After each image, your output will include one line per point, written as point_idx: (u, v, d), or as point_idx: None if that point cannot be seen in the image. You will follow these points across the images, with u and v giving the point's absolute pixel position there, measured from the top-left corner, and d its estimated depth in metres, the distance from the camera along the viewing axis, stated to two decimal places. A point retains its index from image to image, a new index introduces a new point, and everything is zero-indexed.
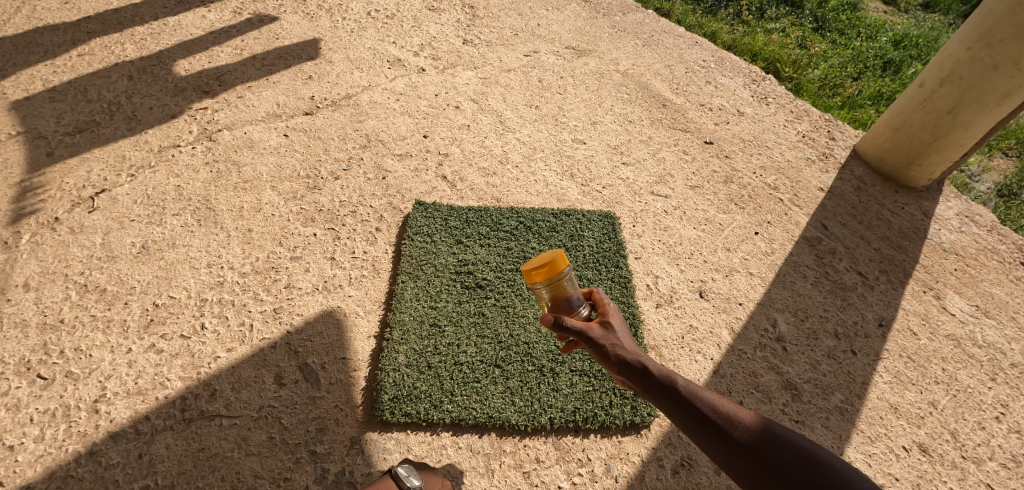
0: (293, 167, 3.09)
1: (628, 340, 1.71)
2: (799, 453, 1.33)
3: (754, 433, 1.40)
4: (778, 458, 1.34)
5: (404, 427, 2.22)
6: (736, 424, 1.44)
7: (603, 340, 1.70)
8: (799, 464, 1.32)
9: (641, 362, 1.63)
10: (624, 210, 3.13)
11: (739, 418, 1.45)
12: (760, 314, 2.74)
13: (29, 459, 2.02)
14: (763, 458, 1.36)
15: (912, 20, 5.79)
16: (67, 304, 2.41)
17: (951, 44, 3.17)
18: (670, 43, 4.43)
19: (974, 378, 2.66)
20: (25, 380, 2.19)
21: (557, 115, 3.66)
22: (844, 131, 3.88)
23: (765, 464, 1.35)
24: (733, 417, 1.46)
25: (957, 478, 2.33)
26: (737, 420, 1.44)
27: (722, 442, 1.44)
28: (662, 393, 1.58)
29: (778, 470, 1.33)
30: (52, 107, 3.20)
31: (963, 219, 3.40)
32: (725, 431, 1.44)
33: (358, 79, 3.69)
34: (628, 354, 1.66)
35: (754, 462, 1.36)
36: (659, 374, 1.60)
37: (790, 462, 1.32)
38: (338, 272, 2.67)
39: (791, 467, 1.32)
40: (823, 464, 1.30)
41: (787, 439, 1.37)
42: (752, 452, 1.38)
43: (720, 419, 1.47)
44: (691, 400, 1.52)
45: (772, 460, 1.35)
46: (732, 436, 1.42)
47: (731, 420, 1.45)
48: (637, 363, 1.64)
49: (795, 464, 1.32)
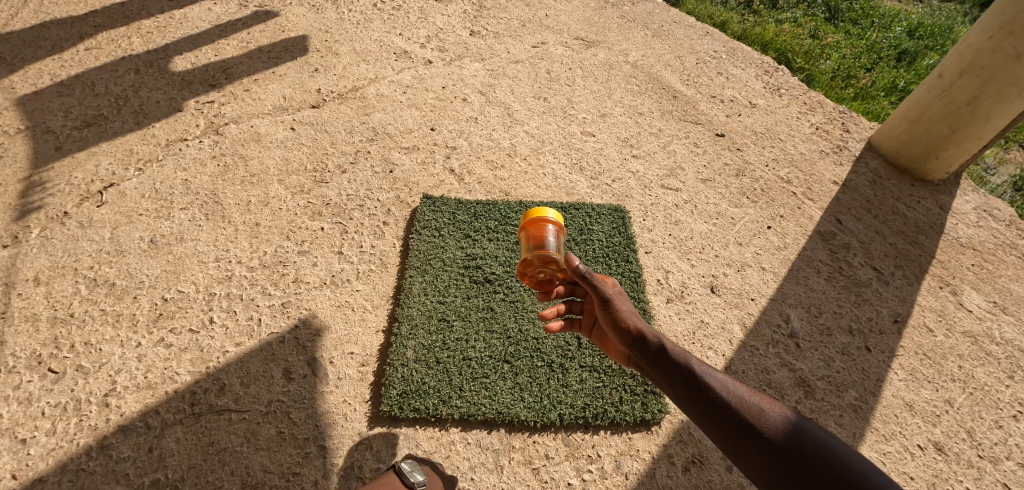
0: (300, 160, 3.07)
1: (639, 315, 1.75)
2: (813, 442, 1.32)
3: (775, 422, 1.38)
4: (793, 447, 1.32)
5: (412, 422, 2.22)
6: (754, 410, 1.42)
7: (617, 309, 1.73)
8: (814, 454, 1.30)
9: (659, 340, 1.64)
10: (634, 203, 3.10)
11: (755, 403, 1.43)
12: (773, 310, 2.71)
13: (41, 452, 2.03)
14: (780, 447, 1.33)
15: (927, 9, 5.71)
16: (77, 299, 2.42)
17: (971, 34, 3.10)
18: (681, 34, 4.36)
19: (991, 376, 2.62)
20: (35, 375, 2.20)
21: (566, 107, 3.62)
22: (859, 122, 3.81)
23: (782, 453, 1.32)
24: (750, 403, 1.44)
25: (973, 477, 2.30)
26: (754, 406, 1.43)
27: (737, 429, 1.41)
28: (676, 371, 1.57)
29: (793, 459, 1.30)
30: (60, 102, 3.19)
31: (981, 213, 3.34)
32: (741, 416, 1.42)
33: (365, 71, 3.65)
34: (645, 329, 1.69)
35: (770, 451, 1.34)
36: (674, 353, 1.61)
37: (806, 452, 1.31)
38: (346, 266, 2.65)
39: (809, 457, 1.30)
40: (839, 457, 1.29)
41: (806, 429, 1.36)
42: (767, 439, 1.35)
43: (737, 404, 1.44)
44: (706, 379, 1.51)
45: (789, 450, 1.32)
46: (747, 423, 1.40)
47: (748, 405, 1.43)
48: (654, 340, 1.65)
49: (813, 455, 1.30)
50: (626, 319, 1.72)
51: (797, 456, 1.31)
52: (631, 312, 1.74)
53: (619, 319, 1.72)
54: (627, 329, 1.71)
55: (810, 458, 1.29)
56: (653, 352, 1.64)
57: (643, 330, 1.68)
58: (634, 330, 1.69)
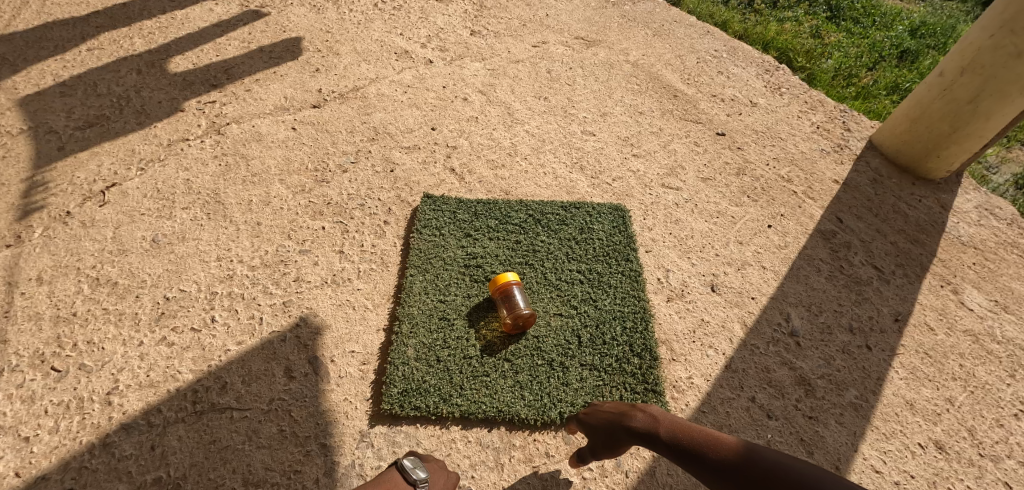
0: (301, 160, 3.08)
1: (622, 408, 2.03)
2: (774, 464, 1.55)
3: (741, 454, 1.63)
4: (762, 471, 1.55)
5: (413, 420, 2.23)
6: (725, 451, 1.67)
7: (605, 416, 2.03)
8: (775, 471, 1.53)
9: (640, 420, 1.92)
10: (634, 202, 3.10)
11: (725, 445, 1.68)
12: (773, 309, 2.71)
13: (45, 450, 2.04)
14: (752, 474, 1.56)
15: (929, 8, 5.70)
16: (80, 298, 2.43)
17: (973, 31, 3.09)
18: (681, 33, 4.36)
19: (993, 375, 2.61)
20: (38, 373, 2.21)
21: (566, 106, 3.62)
22: (860, 121, 3.81)
23: (755, 479, 1.55)
24: (722, 446, 1.69)
25: (974, 476, 2.30)
26: (724, 448, 1.67)
27: (719, 471, 1.65)
28: (665, 439, 1.83)
29: (762, 479, 1.54)
30: (63, 102, 3.20)
31: (982, 212, 3.34)
32: (718, 460, 1.66)
33: (366, 71, 3.66)
34: (627, 415, 1.97)
35: (747, 478, 1.57)
36: (657, 427, 1.87)
37: (770, 470, 1.54)
38: (347, 265, 2.66)
39: (774, 475, 1.52)
40: (793, 469, 1.52)
41: (765, 454, 1.59)
42: (741, 471, 1.59)
43: (713, 451, 1.69)
44: (688, 440, 1.78)
45: (758, 474, 1.55)
46: (723, 463, 1.65)
47: (719, 450, 1.68)
48: (637, 420, 1.93)
49: (776, 473, 1.53)
50: (612, 416, 2.01)
51: (765, 476, 1.54)
52: (615, 410, 2.03)
53: (609, 419, 2.01)
54: (616, 420, 1.99)
55: (775, 474, 1.52)
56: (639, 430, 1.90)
57: (626, 416, 1.97)
58: (618, 418, 1.98)
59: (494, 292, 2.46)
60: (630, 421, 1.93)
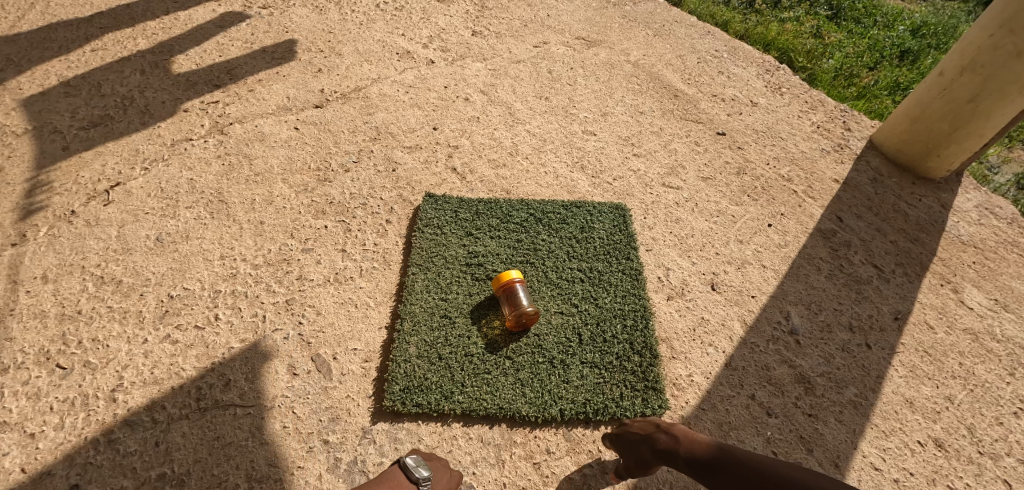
0: (304, 159, 3.11)
1: (648, 426, 2.05)
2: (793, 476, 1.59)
3: (763, 468, 1.66)
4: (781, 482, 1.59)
5: (415, 417, 2.25)
6: (747, 466, 1.70)
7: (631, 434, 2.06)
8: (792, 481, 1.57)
9: (666, 440, 1.95)
10: (635, 201, 3.12)
11: (746, 460, 1.72)
12: (773, 307, 2.72)
13: (50, 446, 2.06)
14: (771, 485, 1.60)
15: (930, 8, 5.72)
16: (84, 296, 2.45)
17: (972, 31, 3.10)
18: (682, 33, 4.37)
19: (992, 373, 2.62)
20: (44, 370, 2.23)
21: (567, 106, 3.64)
22: (860, 121, 3.82)
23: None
24: (743, 461, 1.72)
25: (973, 473, 2.31)
26: (745, 463, 1.71)
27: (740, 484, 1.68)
28: (689, 457, 1.86)
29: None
30: (67, 103, 3.22)
31: (983, 212, 3.34)
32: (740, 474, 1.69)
33: (369, 71, 3.69)
34: (653, 434, 1.99)
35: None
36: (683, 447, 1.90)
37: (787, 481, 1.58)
38: (349, 264, 2.67)
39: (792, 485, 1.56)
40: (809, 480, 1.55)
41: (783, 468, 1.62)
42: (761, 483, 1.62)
43: (734, 466, 1.73)
44: (711, 457, 1.81)
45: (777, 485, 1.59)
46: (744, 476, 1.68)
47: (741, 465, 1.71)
48: (662, 440, 1.96)
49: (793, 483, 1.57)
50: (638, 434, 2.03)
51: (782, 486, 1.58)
52: (641, 427, 2.06)
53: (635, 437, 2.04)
54: (641, 438, 2.02)
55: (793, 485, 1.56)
56: (665, 449, 1.94)
57: (651, 435, 2.00)
58: (644, 436, 2.01)
59: (496, 290, 2.48)
60: (655, 440, 1.97)
